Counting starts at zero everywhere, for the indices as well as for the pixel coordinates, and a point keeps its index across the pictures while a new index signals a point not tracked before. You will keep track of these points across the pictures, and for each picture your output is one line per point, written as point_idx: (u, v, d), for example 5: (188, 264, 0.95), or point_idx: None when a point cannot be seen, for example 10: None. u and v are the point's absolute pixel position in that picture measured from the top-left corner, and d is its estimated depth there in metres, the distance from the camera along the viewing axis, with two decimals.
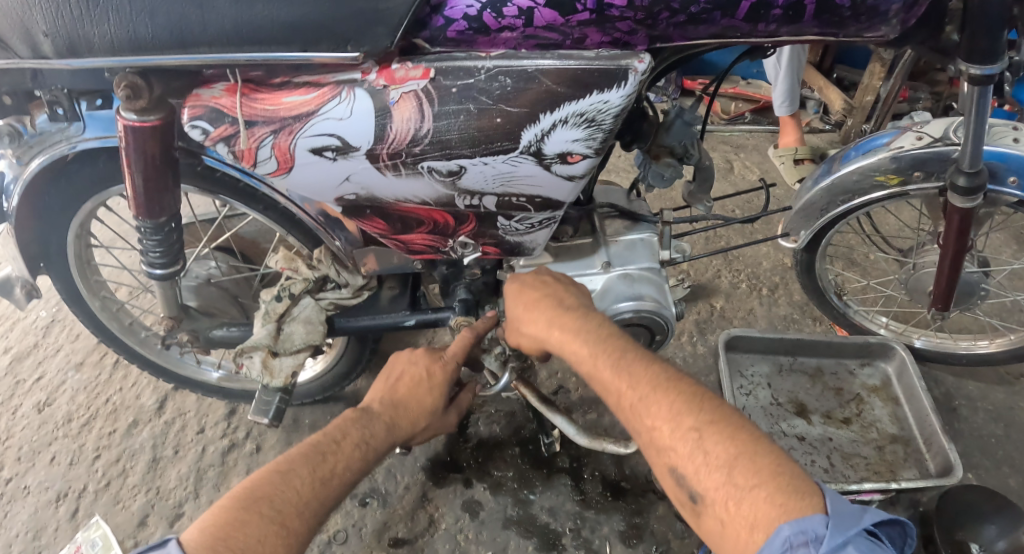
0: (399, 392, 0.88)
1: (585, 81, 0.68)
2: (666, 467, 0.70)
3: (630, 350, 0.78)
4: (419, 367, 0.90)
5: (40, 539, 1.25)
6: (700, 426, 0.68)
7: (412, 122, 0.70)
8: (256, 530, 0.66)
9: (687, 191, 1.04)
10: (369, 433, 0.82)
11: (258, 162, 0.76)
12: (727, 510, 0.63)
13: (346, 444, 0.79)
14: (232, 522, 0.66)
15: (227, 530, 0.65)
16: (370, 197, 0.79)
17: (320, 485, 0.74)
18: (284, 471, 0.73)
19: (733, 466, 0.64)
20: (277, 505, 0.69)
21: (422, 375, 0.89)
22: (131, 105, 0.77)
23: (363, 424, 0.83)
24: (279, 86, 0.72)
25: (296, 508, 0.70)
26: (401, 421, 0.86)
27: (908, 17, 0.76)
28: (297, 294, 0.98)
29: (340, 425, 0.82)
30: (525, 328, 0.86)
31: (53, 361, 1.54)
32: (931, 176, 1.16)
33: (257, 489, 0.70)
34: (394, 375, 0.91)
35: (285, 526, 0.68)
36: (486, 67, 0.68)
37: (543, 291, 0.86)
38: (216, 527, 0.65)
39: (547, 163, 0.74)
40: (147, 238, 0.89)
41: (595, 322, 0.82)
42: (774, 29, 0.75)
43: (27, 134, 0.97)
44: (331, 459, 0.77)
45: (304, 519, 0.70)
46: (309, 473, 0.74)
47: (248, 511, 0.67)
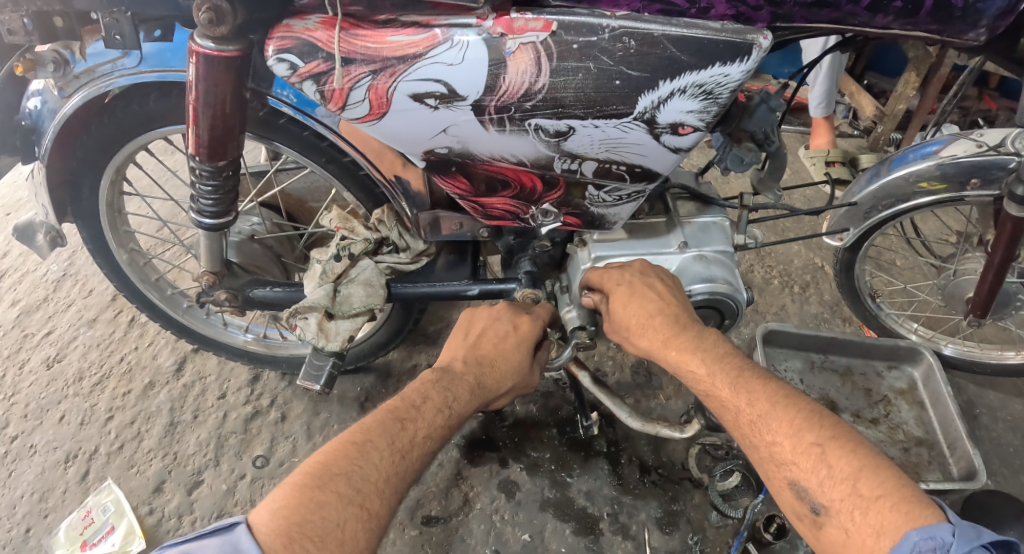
0: (483, 349, 0.84)
1: (709, 53, 0.65)
2: (785, 482, 0.69)
3: (746, 366, 0.77)
4: (502, 322, 0.87)
5: (46, 502, 1.19)
6: (823, 440, 0.67)
7: (527, 75, 0.67)
8: (336, 513, 0.61)
9: (757, 178, 1.03)
10: (452, 395, 0.77)
11: (348, 105, 0.71)
12: (854, 521, 0.62)
13: (427, 409, 0.74)
14: (308, 503, 0.61)
15: (302, 513, 0.60)
16: (464, 152, 0.75)
17: (400, 459, 0.68)
18: (360, 443, 0.68)
19: (859, 478, 0.63)
20: (356, 483, 0.64)
21: (507, 328, 0.86)
22: (208, 32, 0.70)
23: (446, 384, 0.78)
24: (382, 23, 0.66)
25: (376, 487, 0.65)
26: (486, 380, 0.82)
27: (999, 25, 0.75)
28: (356, 254, 0.93)
29: (419, 389, 0.77)
30: (638, 342, 0.83)
31: (64, 316, 1.47)
32: (988, 184, 1.16)
33: (333, 465, 0.65)
34: (475, 331, 0.86)
35: (365, 508, 0.63)
36: (611, 27, 0.64)
37: (651, 295, 0.83)
38: (293, 507, 0.60)
39: (657, 132, 0.72)
40: (203, 182, 0.83)
41: (710, 336, 0.80)
42: (888, 20, 0.74)
43: (74, 63, 0.91)
44: (411, 428, 0.72)
45: (384, 499, 0.65)
46: (388, 445, 0.69)
47: (326, 490, 0.62)
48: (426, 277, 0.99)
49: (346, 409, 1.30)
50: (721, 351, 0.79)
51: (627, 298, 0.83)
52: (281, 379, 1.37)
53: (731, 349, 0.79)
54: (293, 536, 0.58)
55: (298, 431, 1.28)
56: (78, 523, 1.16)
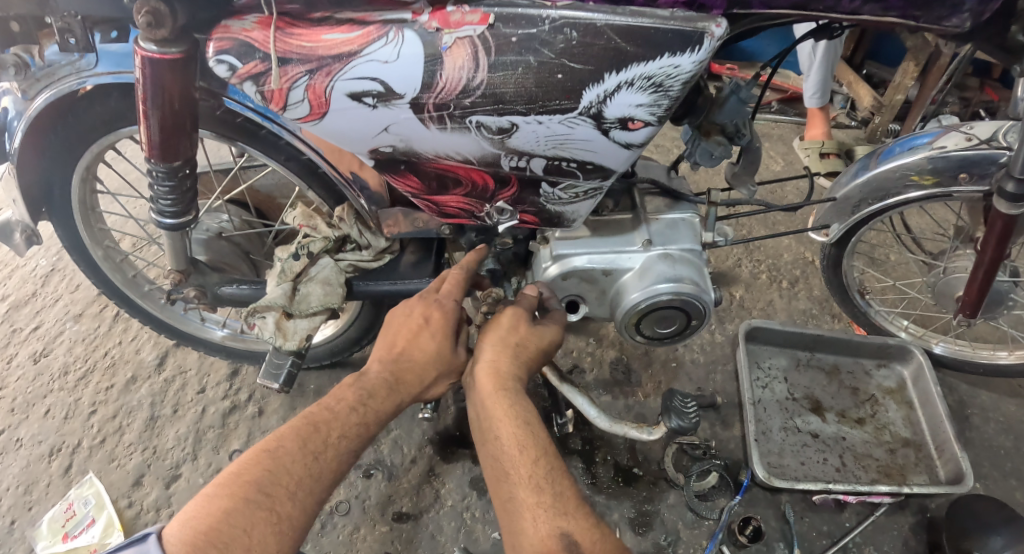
0: (398, 346, 0.81)
1: (656, 42, 0.63)
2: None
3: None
4: (415, 316, 0.82)
5: (31, 495, 1.21)
6: None
7: (465, 71, 0.65)
8: (242, 520, 0.62)
9: (731, 173, 1.00)
10: (367, 393, 0.76)
11: (289, 105, 0.70)
12: None
13: (342, 409, 0.74)
14: (215, 513, 0.62)
15: (209, 523, 0.62)
16: (408, 151, 0.74)
17: (312, 461, 0.69)
18: (273, 449, 0.68)
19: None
20: (265, 488, 0.65)
21: (418, 323, 0.81)
22: (149, 34, 0.70)
23: (361, 385, 0.77)
24: (318, 22, 0.65)
25: (287, 490, 0.66)
26: (406, 376, 0.79)
27: (982, 10, 0.73)
28: (316, 252, 0.92)
29: (337, 391, 0.77)
30: None
31: (52, 311, 1.48)
32: (978, 178, 1.12)
33: (243, 473, 0.65)
34: (391, 331, 0.83)
35: (275, 512, 0.64)
36: (551, 17, 0.62)
37: None
38: (202, 518, 0.62)
39: (605, 127, 0.70)
40: (158, 183, 0.83)
41: None
42: (853, 8, 0.71)
43: (34, 65, 0.91)
44: (325, 429, 0.71)
45: (296, 502, 0.66)
46: (300, 448, 0.69)
47: (233, 499, 0.63)
48: (389, 274, 0.98)
49: None
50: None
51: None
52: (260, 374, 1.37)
53: None
54: (197, 544, 0.60)
55: (275, 426, 1.28)
56: (60, 516, 1.18)
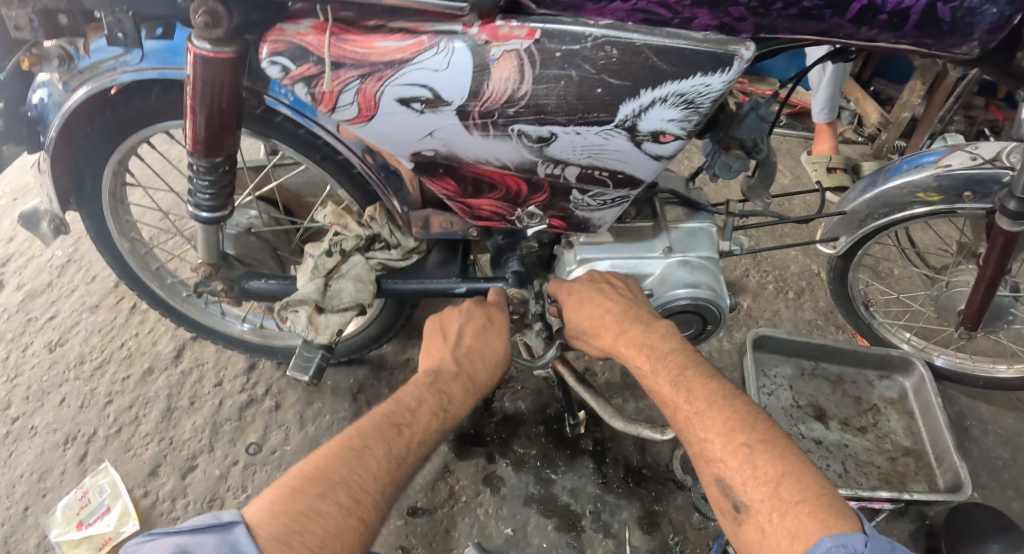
0: (465, 343, 0.88)
1: (690, 62, 0.67)
2: (712, 478, 0.71)
3: (691, 365, 0.79)
4: (475, 317, 0.91)
5: (45, 482, 1.23)
6: (751, 443, 0.69)
7: (510, 82, 0.68)
8: (332, 523, 0.63)
9: (747, 185, 1.04)
10: (448, 398, 0.81)
11: (338, 107, 0.73)
12: (772, 522, 0.64)
13: (422, 413, 0.78)
14: (305, 511, 0.63)
15: (297, 519, 0.62)
16: (449, 156, 0.77)
17: (396, 467, 0.71)
18: (358, 449, 0.70)
19: (781, 483, 0.66)
20: (353, 493, 0.67)
21: (483, 321, 0.90)
22: (205, 34, 0.73)
23: (441, 387, 0.82)
24: (372, 29, 0.69)
25: (373, 496, 0.68)
26: (476, 373, 0.86)
27: (991, 39, 0.74)
28: (348, 250, 0.96)
29: (414, 392, 0.81)
30: (593, 341, 0.88)
31: (67, 301, 1.51)
32: (982, 197, 1.16)
33: (332, 472, 0.67)
34: (453, 332, 0.89)
35: (362, 518, 0.65)
36: (594, 36, 0.66)
37: (600, 297, 0.87)
38: (294, 515, 0.63)
39: (638, 139, 0.73)
40: (199, 176, 0.86)
41: (658, 330, 0.84)
42: (873, 35, 0.74)
43: (78, 58, 0.94)
44: (406, 433, 0.75)
45: (379, 509, 0.67)
46: (385, 453, 0.71)
47: (323, 499, 0.65)
48: (416, 273, 1.02)
49: (339, 400, 1.33)
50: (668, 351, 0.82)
51: (579, 304, 0.88)
52: (277, 368, 1.40)
53: (678, 345, 0.82)
54: (291, 543, 0.60)
55: (292, 420, 1.31)
56: (75, 504, 1.20)
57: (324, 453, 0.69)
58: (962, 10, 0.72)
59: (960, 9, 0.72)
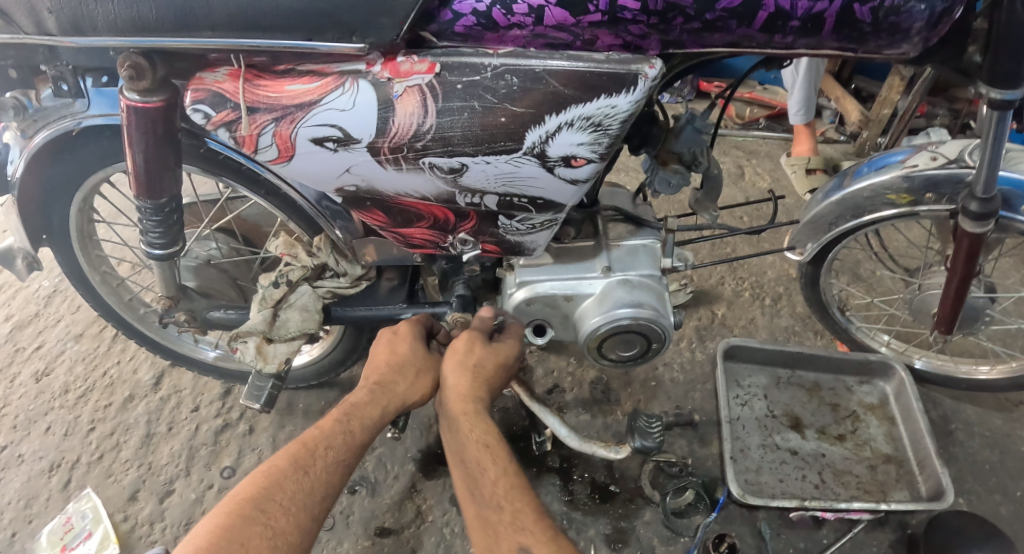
0: (378, 357, 0.88)
1: (592, 84, 0.67)
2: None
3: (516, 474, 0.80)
4: (387, 333, 0.90)
5: (32, 508, 1.27)
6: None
7: (415, 117, 0.69)
8: (239, 534, 0.63)
9: (694, 199, 1.03)
10: (351, 405, 0.81)
11: (259, 149, 0.75)
12: None
13: (333, 420, 0.78)
14: (213, 531, 0.63)
15: (206, 540, 0.62)
16: (370, 189, 0.79)
17: (304, 475, 0.70)
18: (267, 468, 0.70)
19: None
20: (261, 505, 0.66)
21: (389, 333, 0.90)
22: (132, 86, 0.76)
23: (345, 400, 0.81)
24: (282, 73, 0.72)
25: (283, 506, 0.67)
26: (389, 380, 0.85)
27: (931, 35, 0.72)
28: (294, 281, 0.98)
29: (330, 409, 0.81)
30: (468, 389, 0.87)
31: (52, 331, 1.55)
32: (945, 198, 1.13)
33: (240, 494, 0.67)
34: (371, 351, 0.90)
35: (270, 526, 0.65)
36: (493, 65, 0.67)
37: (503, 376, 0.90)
38: (203, 537, 0.63)
39: (550, 165, 0.73)
40: (147, 218, 0.88)
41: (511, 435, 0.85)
42: (789, 41, 0.73)
43: (32, 108, 0.97)
44: (316, 442, 0.75)
45: (290, 516, 0.67)
46: (294, 463, 0.71)
47: (229, 519, 0.65)
48: (366, 301, 1.04)
49: (311, 422, 1.35)
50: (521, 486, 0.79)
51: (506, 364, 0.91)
52: None
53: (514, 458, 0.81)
54: None
55: (264, 444, 1.33)
56: (59, 529, 1.23)
57: (241, 485, 0.70)
58: (884, 10, 0.70)
59: (881, 9, 0.70)
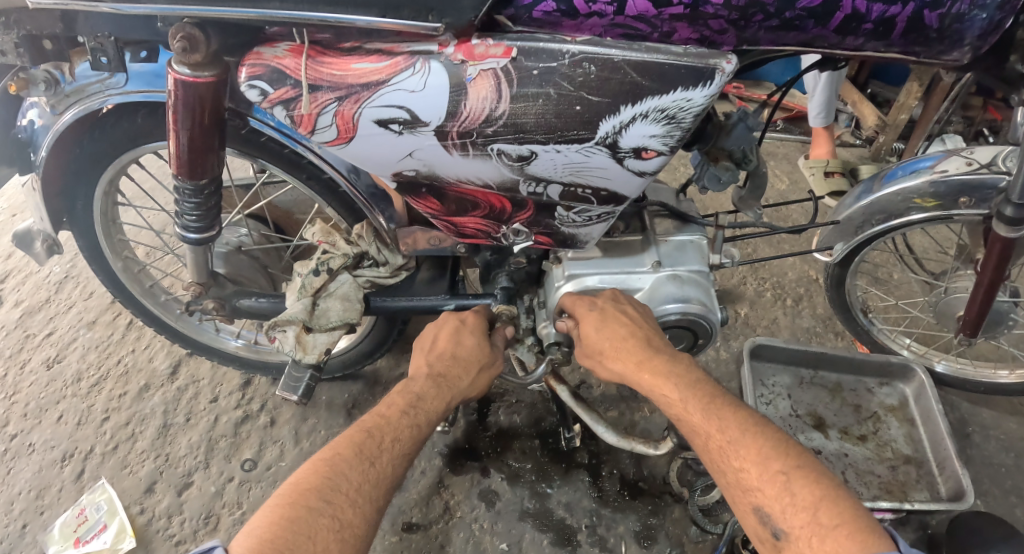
0: (441, 345, 0.89)
1: (670, 77, 0.66)
2: (750, 507, 0.72)
3: (719, 396, 0.81)
4: (449, 321, 0.92)
5: (43, 499, 1.23)
6: (788, 469, 0.71)
7: (487, 102, 0.68)
8: (307, 524, 0.63)
9: (738, 196, 1.02)
10: (417, 396, 0.82)
11: (316, 129, 0.73)
12: (812, 547, 0.65)
13: (393, 414, 0.78)
14: (280, 520, 0.63)
15: (274, 529, 0.62)
16: (431, 175, 0.77)
17: (369, 466, 0.71)
18: (329, 458, 0.70)
19: (819, 507, 0.67)
20: (326, 495, 0.66)
21: (455, 324, 0.91)
22: (184, 59, 0.73)
23: (410, 390, 0.83)
24: (347, 51, 0.69)
25: (348, 497, 0.67)
26: (452, 372, 0.87)
27: (982, 45, 0.72)
28: (335, 269, 0.96)
29: (386, 400, 0.82)
30: (612, 365, 0.88)
31: (65, 317, 1.51)
32: (979, 202, 1.14)
33: (303, 483, 0.67)
34: (430, 339, 0.91)
35: (337, 518, 0.65)
36: (571, 52, 0.65)
37: (617, 320, 0.86)
38: (266, 526, 0.62)
39: (619, 156, 0.72)
40: (185, 199, 0.85)
41: (683, 362, 0.85)
42: (859, 43, 0.72)
43: (64, 82, 0.95)
44: (378, 435, 0.75)
45: (356, 508, 0.67)
46: (357, 455, 0.71)
47: (295, 508, 0.64)
48: (406, 290, 1.01)
49: (334, 415, 1.33)
50: (693, 379, 0.83)
51: (600, 323, 0.86)
52: (272, 384, 1.40)
53: (702, 378, 0.84)
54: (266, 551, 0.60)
55: (286, 436, 1.31)
56: (72, 521, 1.20)
57: (302, 473, 0.69)
58: (950, 18, 0.70)
59: (947, 17, 0.70)
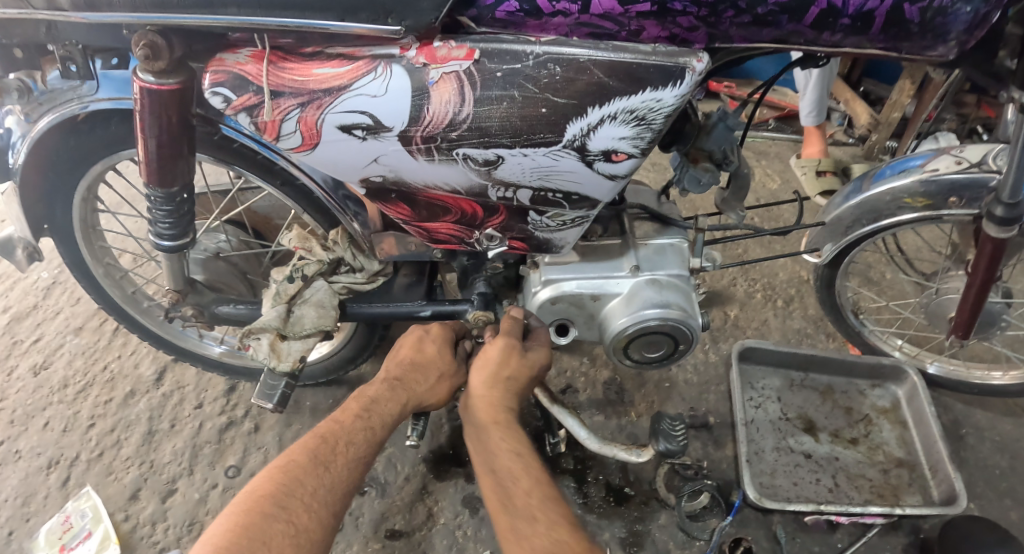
0: (405, 355, 0.89)
1: (638, 77, 0.64)
2: None
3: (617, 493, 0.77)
4: (416, 331, 0.91)
5: (28, 506, 1.22)
6: None
7: (451, 105, 0.67)
8: (260, 531, 0.62)
9: (720, 198, 1.01)
10: (372, 400, 0.81)
11: (282, 136, 0.72)
12: None
13: (348, 419, 0.77)
14: (232, 528, 0.62)
15: (225, 536, 0.61)
16: (398, 181, 0.76)
17: (324, 471, 0.70)
18: (283, 465, 0.69)
19: None
20: (280, 502, 0.65)
21: (419, 333, 0.90)
22: (147, 66, 0.72)
23: (365, 395, 0.82)
24: (309, 56, 0.68)
25: (304, 502, 0.66)
26: (409, 377, 0.86)
27: (969, 39, 0.70)
28: (310, 275, 0.95)
29: (342, 405, 0.81)
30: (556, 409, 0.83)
31: (52, 324, 1.50)
32: (969, 201, 1.12)
33: (258, 490, 0.66)
34: (395, 349, 0.90)
35: (292, 524, 0.64)
36: (535, 53, 0.64)
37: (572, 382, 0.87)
38: (219, 534, 0.61)
39: (589, 159, 0.71)
40: (157, 207, 0.84)
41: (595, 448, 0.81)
42: (836, 39, 0.71)
43: (36, 90, 0.93)
44: (333, 439, 0.74)
45: (312, 513, 0.66)
46: (312, 460, 0.71)
47: (249, 516, 0.63)
48: (382, 296, 1.01)
49: (318, 421, 1.32)
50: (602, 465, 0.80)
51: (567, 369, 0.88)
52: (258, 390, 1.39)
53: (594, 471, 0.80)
54: None
55: (271, 442, 1.30)
56: (57, 528, 1.19)
57: (256, 481, 0.69)
58: (931, 11, 0.68)
59: (929, 9, 0.68)
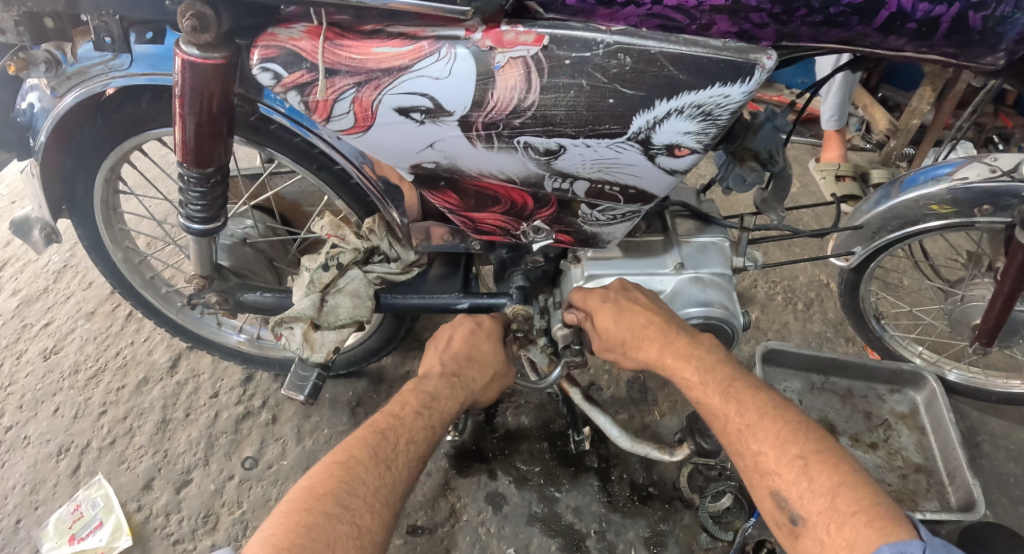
0: (457, 346, 0.87)
1: (708, 72, 0.63)
2: (767, 491, 0.71)
3: (739, 377, 0.79)
4: (466, 323, 0.90)
5: (37, 494, 1.19)
6: (806, 454, 0.69)
7: (516, 91, 0.65)
8: (324, 531, 0.61)
9: (760, 198, 1.00)
10: (431, 396, 0.79)
11: (333, 117, 0.70)
12: (831, 534, 0.64)
13: (407, 414, 0.76)
14: (296, 528, 0.60)
15: (291, 535, 0.60)
16: (451, 167, 0.74)
17: (386, 470, 0.69)
18: (344, 461, 0.68)
19: (837, 494, 0.65)
20: (343, 501, 0.64)
21: (471, 326, 0.89)
22: (193, 38, 0.69)
23: (425, 390, 0.80)
24: (368, 34, 0.65)
25: (365, 502, 0.65)
26: (466, 373, 0.85)
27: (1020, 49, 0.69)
28: (346, 264, 0.93)
29: (398, 398, 0.79)
30: (634, 354, 0.84)
31: (62, 307, 1.47)
32: (1000, 210, 1.12)
33: (319, 487, 0.65)
34: (443, 341, 0.89)
35: (354, 525, 0.63)
36: (606, 42, 0.62)
37: (635, 306, 0.83)
38: (283, 532, 0.60)
39: (652, 153, 0.70)
40: (189, 189, 0.80)
41: (704, 341, 0.82)
42: (901, 43, 0.70)
43: (66, 63, 0.90)
44: (392, 436, 0.72)
45: (373, 513, 0.65)
46: (372, 458, 0.69)
47: (312, 514, 0.62)
48: (417, 288, 0.99)
49: (337, 413, 1.30)
50: (712, 361, 0.80)
51: (617, 313, 0.83)
52: (274, 380, 1.36)
53: (724, 357, 0.81)
54: None
55: (288, 434, 1.27)
56: (67, 517, 1.16)
57: (315, 475, 0.67)
58: (994, 19, 0.66)
59: (991, 18, 0.66)
